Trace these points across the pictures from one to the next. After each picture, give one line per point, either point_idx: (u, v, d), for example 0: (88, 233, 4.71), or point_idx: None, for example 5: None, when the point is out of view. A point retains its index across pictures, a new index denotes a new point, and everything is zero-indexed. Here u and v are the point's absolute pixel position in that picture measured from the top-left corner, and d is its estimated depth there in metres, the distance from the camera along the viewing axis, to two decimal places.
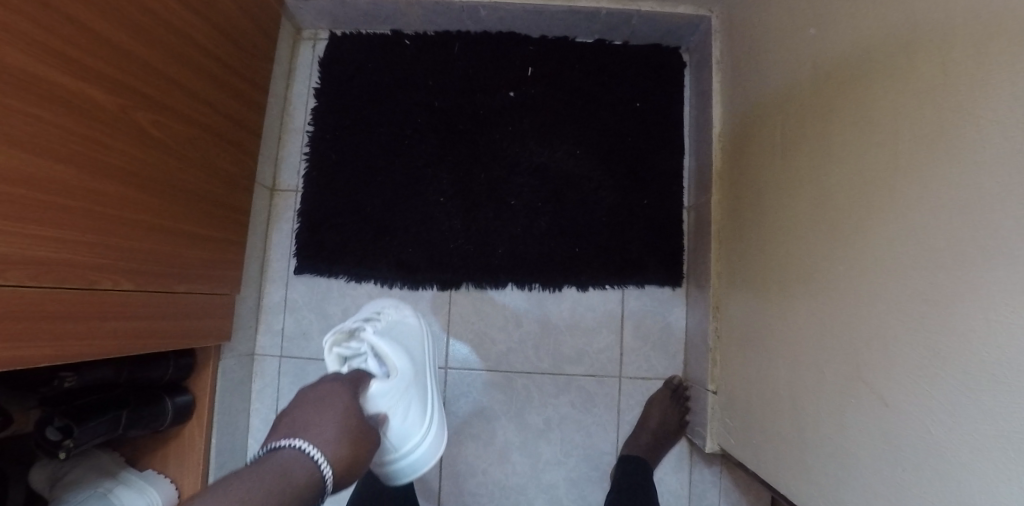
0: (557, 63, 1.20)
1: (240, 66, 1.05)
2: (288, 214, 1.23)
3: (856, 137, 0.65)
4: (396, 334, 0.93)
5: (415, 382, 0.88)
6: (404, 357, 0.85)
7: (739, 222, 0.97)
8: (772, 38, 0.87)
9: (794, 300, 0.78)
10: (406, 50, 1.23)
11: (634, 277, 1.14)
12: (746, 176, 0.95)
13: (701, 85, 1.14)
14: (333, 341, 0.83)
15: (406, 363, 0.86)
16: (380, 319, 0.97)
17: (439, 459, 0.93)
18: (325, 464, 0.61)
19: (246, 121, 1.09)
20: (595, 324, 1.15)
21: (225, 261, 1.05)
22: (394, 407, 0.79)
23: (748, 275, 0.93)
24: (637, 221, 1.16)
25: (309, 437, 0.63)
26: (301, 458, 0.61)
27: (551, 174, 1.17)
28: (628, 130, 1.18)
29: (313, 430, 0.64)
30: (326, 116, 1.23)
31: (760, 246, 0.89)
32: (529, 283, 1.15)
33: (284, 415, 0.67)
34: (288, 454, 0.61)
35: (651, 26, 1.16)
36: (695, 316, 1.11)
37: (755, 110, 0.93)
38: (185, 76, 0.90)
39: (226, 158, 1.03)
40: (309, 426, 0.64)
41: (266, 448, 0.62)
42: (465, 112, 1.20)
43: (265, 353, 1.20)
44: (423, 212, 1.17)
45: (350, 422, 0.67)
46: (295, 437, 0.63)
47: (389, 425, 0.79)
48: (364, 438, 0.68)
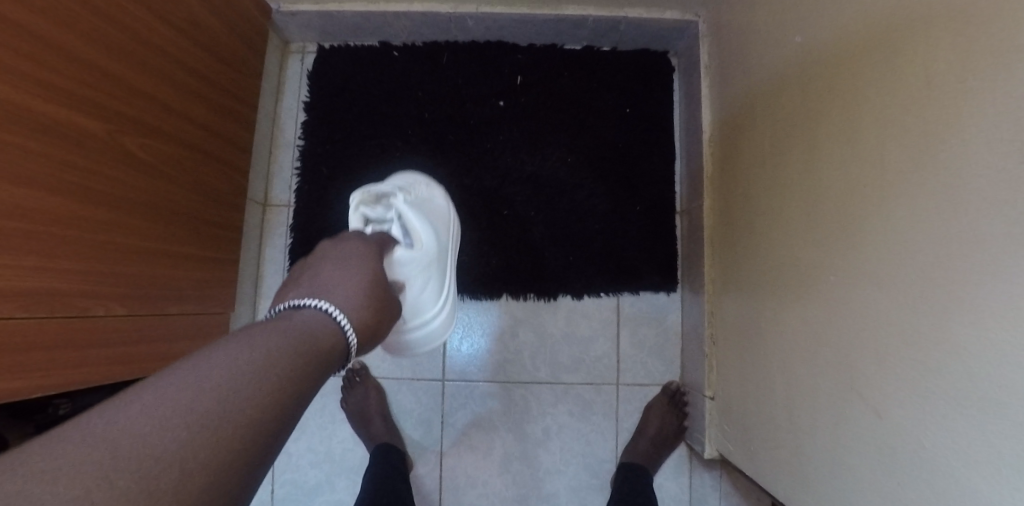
0: (545, 71, 1.20)
1: (228, 83, 1.04)
2: (280, 229, 1.22)
3: (841, 147, 0.65)
4: (425, 209, 0.97)
5: (437, 261, 0.93)
6: (429, 232, 0.90)
7: (731, 229, 0.96)
8: (758, 44, 0.87)
9: (786, 309, 0.77)
10: (395, 61, 1.22)
11: (629, 284, 1.14)
12: (737, 182, 0.94)
13: (690, 90, 1.14)
14: (359, 203, 0.88)
15: (431, 240, 0.90)
16: (411, 190, 1.01)
17: (445, 340, 1.01)
18: (348, 326, 0.56)
19: (236, 138, 1.08)
20: (591, 332, 1.15)
21: (218, 280, 1.05)
22: (414, 276, 0.84)
23: (741, 282, 0.92)
24: (630, 229, 1.16)
25: (334, 301, 0.58)
26: (322, 317, 0.55)
27: (542, 183, 1.17)
28: (619, 136, 1.18)
29: (336, 292, 0.59)
30: (316, 130, 1.22)
31: (752, 253, 0.88)
32: (524, 292, 1.15)
33: (302, 273, 0.63)
34: (310, 315, 0.55)
35: (639, 32, 1.16)
36: (689, 321, 1.11)
37: (743, 116, 0.92)
38: (173, 97, 0.89)
39: (216, 177, 1.03)
40: (331, 288, 0.59)
41: (286, 305, 0.56)
42: (455, 123, 1.20)
43: None
44: None
45: (374, 290, 0.63)
46: (315, 296, 0.58)
47: (407, 292, 0.85)
48: (383, 308, 0.64)
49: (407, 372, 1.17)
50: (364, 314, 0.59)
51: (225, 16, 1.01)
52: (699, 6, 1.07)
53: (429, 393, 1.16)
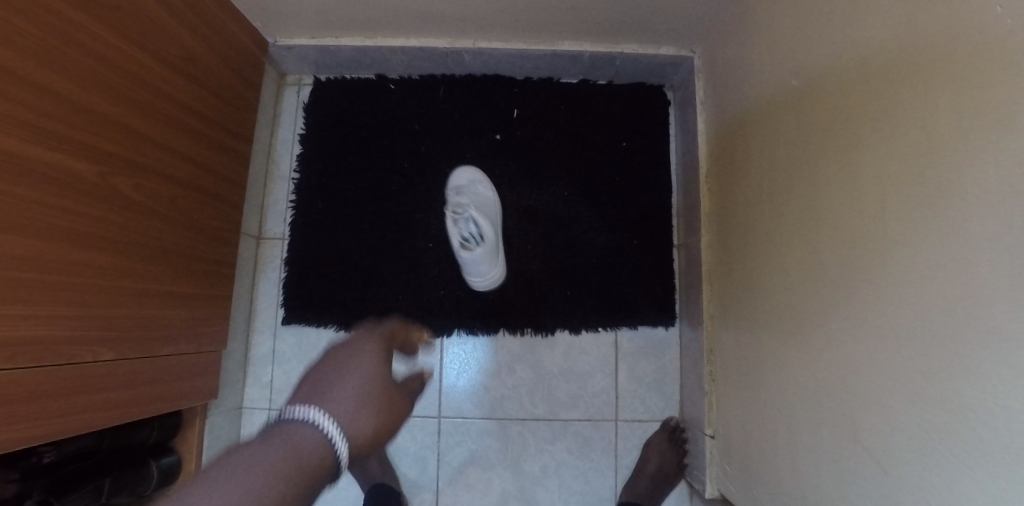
0: (542, 104, 1.21)
1: (223, 119, 1.04)
2: (274, 263, 1.21)
3: (837, 194, 0.64)
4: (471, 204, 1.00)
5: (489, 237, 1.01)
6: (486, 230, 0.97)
7: (729, 266, 0.96)
8: (753, 84, 0.87)
9: (785, 353, 0.76)
10: (391, 94, 1.22)
11: (627, 319, 1.14)
12: (734, 220, 0.94)
13: (686, 124, 1.15)
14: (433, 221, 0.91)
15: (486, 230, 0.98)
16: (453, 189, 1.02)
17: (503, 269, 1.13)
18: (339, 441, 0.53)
19: (231, 173, 1.07)
20: (589, 367, 1.14)
21: (210, 318, 1.03)
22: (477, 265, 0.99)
23: (740, 321, 0.91)
24: (628, 262, 1.15)
25: (328, 410, 0.54)
26: (312, 434, 0.52)
27: (540, 216, 1.17)
28: (616, 170, 1.19)
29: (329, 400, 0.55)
30: (311, 163, 1.22)
31: (750, 293, 0.87)
32: (521, 327, 1.14)
33: (309, 372, 0.61)
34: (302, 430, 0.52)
35: (635, 67, 1.16)
36: (688, 357, 1.10)
37: (739, 154, 0.92)
38: (168, 135, 0.89)
39: (210, 214, 1.01)
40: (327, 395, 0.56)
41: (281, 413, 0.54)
42: (452, 156, 1.20)
43: (253, 406, 1.17)
44: (411, 258, 1.16)
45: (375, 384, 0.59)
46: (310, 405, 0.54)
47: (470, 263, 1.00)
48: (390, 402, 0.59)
49: None
50: (360, 422, 0.55)
51: (220, 52, 1.01)
52: (694, 42, 1.08)
53: (424, 430, 1.14)
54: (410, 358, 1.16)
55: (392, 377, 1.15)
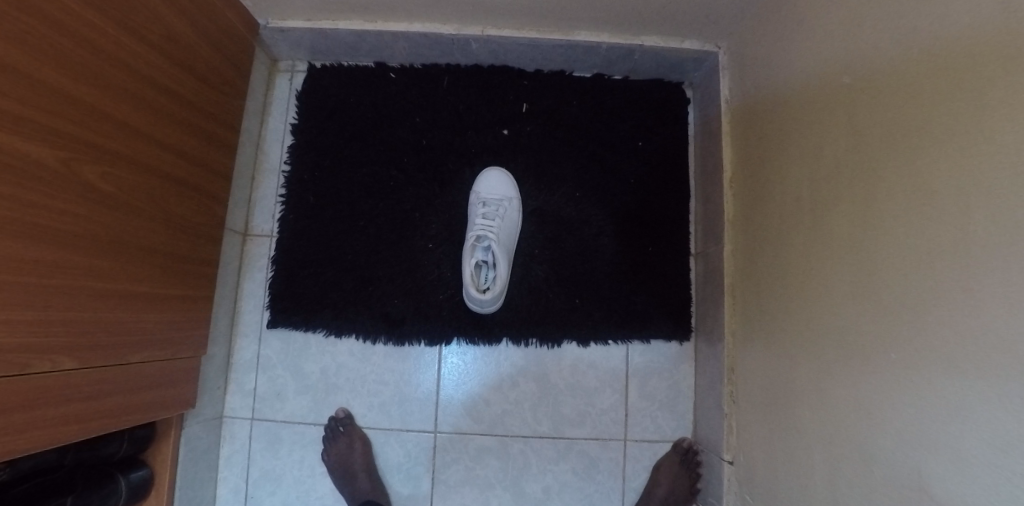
0: (553, 99, 1.13)
1: (209, 104, 0.95)
2: (261, 261, 1.12)
3: (906, 207, 0.57)
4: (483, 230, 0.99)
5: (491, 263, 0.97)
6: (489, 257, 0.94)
7: (757, 278, 0.88)
8: (792, 83, 0.79)
9: (827, 382, 0.69)
10: (392, 84, 1.14)
11: (639, 331, 1.06)
12: (764, 229, 0.86)
13: (707, 124, 1.07)
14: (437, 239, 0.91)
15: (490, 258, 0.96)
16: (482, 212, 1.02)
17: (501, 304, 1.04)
18: None
19: (217, 164, 0.99)
20: (597, 383, 1.06)
21: (189, 322, 0.94)
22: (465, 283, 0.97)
23: (770, 340, 0.83)
24: (641, 270, 1.08)
25: None
26: None
27: (549, 219, 1.10)
28: (630, 171, 1.11)
29: None
30: (304, 155, 1.13)
31: (784, 310, 0.80)
32: (526, 338, 1.06)
33: None
34: None
35: (655, 61, 1.09)
36: (704, 374, 1.03)
37: (773, 157, 0.84)
38: (145, 119, 0.80)
39: (191, 208, 0.92)
40: None
41: None
42: (455, 152, 1.12)
43: (235, 415, 1.08)
44: (410, 260, 1.08)
45: None
46: None
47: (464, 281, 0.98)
48: None
49: (396, 422, 1.06)
50: None
51: (206, 31, 0.91)
52: (721, 36, 1.00)
53: (418, 446, 1.06)
54: (405, 368, 1.07)
55: (385, 387, 1.07)
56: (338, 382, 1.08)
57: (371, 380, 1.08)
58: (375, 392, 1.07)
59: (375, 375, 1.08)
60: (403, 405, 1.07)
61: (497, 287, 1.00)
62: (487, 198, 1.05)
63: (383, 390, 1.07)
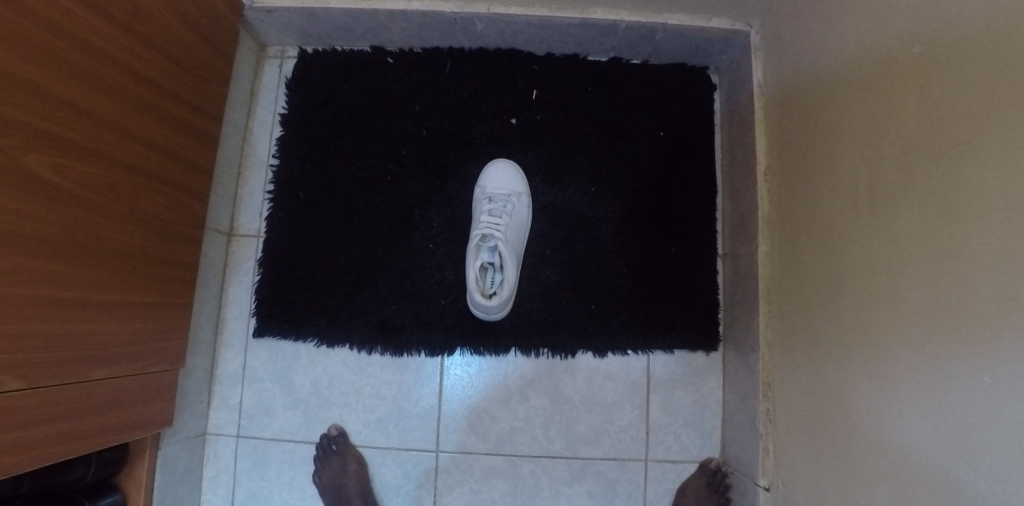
0: (566, 85, 1.03)
1: (187, 92, 0.85)
2: (247, 264, 1.03)
3: (1018, 201, 0.46)
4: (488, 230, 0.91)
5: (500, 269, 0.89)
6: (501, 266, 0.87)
7: (800, 283, 0.78)
8: (846, 60, 0.69)
9: (898, 407, 0.59)
10: (389, 70, 1.04)
11: (662, 340, 0.96)
12: (808, 228, 0.76)
13: (737, 112, 0.97)
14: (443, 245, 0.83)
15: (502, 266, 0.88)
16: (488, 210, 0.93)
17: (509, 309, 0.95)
18: None
19: (197, 158, 0.89)
20: (616, 397, 0.97)
21: (164, 332, 0.85)
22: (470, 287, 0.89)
23: (819, 356, 0.73)
24: (663, 273, 0.98)
25: None
26: None
27: (561, 216, 1.00)
28: (651, 164, 1.01)
29: None
30: (293, 147, 1.03)
31: (836, 321, 0.69)
32: (537, 348, 0.97)
33: None
34: None
35: (677, 42, 0.99)
36: (734, 388, 0.93)
37: (821, 147, 0.74)
38: (108, 105, 0.70)
39: (167, 206, 0.83)
40: None
41: None
42: (458, 143, 1.02)
43: (219, 432, 0.99)
44: (409, 262, 0.99)
45: None
46: None
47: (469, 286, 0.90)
48: None
49: (393, 441, 0.97)
50: None
51: (183, 8, 0.82)
52: (755, 12, 0.90)
53: (418, 467, 0.96)
54: (404, 381, 0.98)
55: (382, 402, 0.98)
56: (331, 396, 0.98)
57: (367, 394, 0.98)
58: (372, 407, 0.98)
59: (371, 389, 0.98)
60: (402, 421, 0.97)
61: (504, 292, 0.91)
62: (494, 194, 0.95)
63: (380, 405, 0.98)
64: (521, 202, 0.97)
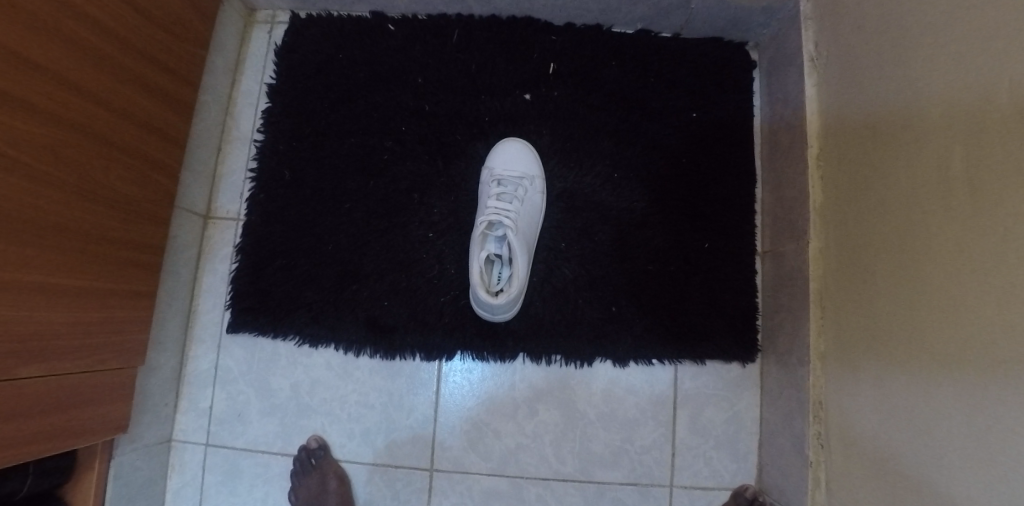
0: (588, 58, 0.91)
1: (158, 52, 0.74)
2: (224, 250, 0.91)
3: None
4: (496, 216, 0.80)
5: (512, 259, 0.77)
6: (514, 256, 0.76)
7: (867, 284, 0.65)
8: (938, 17, 0.57)
9: (1009, 440, 0.46)
10: (390, 38, 0.93)
11: (691, 349, 0.84)
12: (879, 219, 0.64)
13: (781, 91, 0.86)
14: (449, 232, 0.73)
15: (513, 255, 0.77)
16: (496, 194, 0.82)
17: (516, 309, 0.83)
18: None
19: (167, 127, 0.78)
20: (637, 413, 0.84)
21: (120, 324, 0.73)
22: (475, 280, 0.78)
23: (893, 372, 0.60)
24: (693, 273, 0.86)
25: None
26: None
27: (579, 205, 0.88)
28: (682, 149, 0.90)
29: None
30: (279, 121, 0.92)
31: (920, 330, 0.57)
32: (548, 354, 0.85)
33: None
34: None
35: (715, 11, 0.87)
36: (775, 407, 0.80)
37: (897, 122, 0.62)
38: (60, 61, 0.59)
39: (127, 179, 0.71)
40: None
41: None
42: (465, 121, 0.91)
43: (186, 439, 0.88)
44: (405, 252, 0.87)
45: None
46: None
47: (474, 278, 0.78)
48: None
49: (383, 456, 0.85)
50: None
51: None
52: None
53: (410, 487, 0.84)
54: (396, 388, 0.86)
55: (370, 411, 0.86)
56: (312, 403, 0.86)
57: (353, 402, 0.86)
58: (358, 417, 0.86)
59: (358, 396, 0.86)
60: (392, 434, 0.85)
61: (515, 287, 0.79)
62: (502, 176, 0.84)
63: (368, 414, 0.86)
64: (534, 186, 0.86)
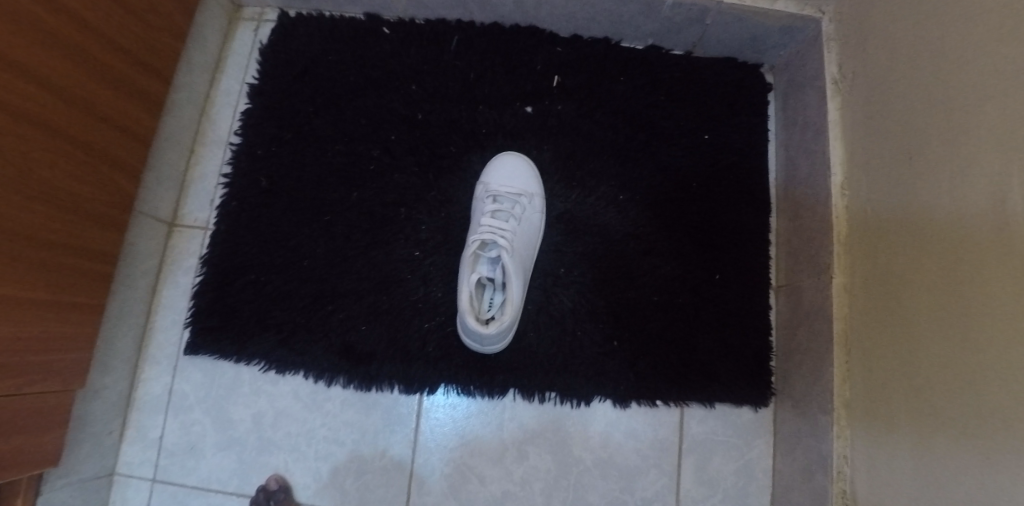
0: (594, 72, 0.86)
1: (124, 38, 0.67)
2: (189, 262, 0.83)
3: None
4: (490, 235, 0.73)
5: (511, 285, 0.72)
6: (515, 283, 0.72)
7: (901, 327, 0.58)
8: (985, 34, 0.52)
9: None
10: (384, 41, 0.86)
11: (699, 391, 0.77)
12: (916, 253, 0.57)
13: (799, 116, 0.80)
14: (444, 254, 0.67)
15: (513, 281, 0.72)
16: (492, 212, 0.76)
17: (509, 340, 0.75)
18: None
19: (130, 122, 0.70)
20: (639, 461, 0.76)
21: (59, 341, 0.64)
22: (466, 304, 0.71)
23: (937, 430, 0.53)
24: (703, 306, 0.79)
25: None
26: None
27: (580, 227, 0.81)
28: (692, 173, 0.83)
29: None
30: (258, 124, 0.85)
31: (969, 381, 0.50)
32: (542, 391, 0.77)
33: None
34: None
35: (730, 29, 0.82)
36: (791, 459, 0.73)
37: (936, 148, 0.56)
38: (3, 38, 0.51)
39: (77, 177, 0.63)
40: None
41: None
42: (460, 133, 0.84)
43: (130, 474, 0.77)
44: (388, 271, 0.79)
45: None
46: None
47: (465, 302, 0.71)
48: None
49: (351, 501, 0.75)
50: None
51: None
52: None
53: None
54: (371, 424, 0.77)
55: (341, 448, 0.77)
56: (275, 437, 0.77)
57: (322, 437, 0.77)
58: (326, 456, 0.77)
59: (327, 431, 0.77)
60: (364, 475, 0.76)
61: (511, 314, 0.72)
62: (498, 193, 0.77)
63: (337, 453, 0.77)
64: (533, 204, 0.79)
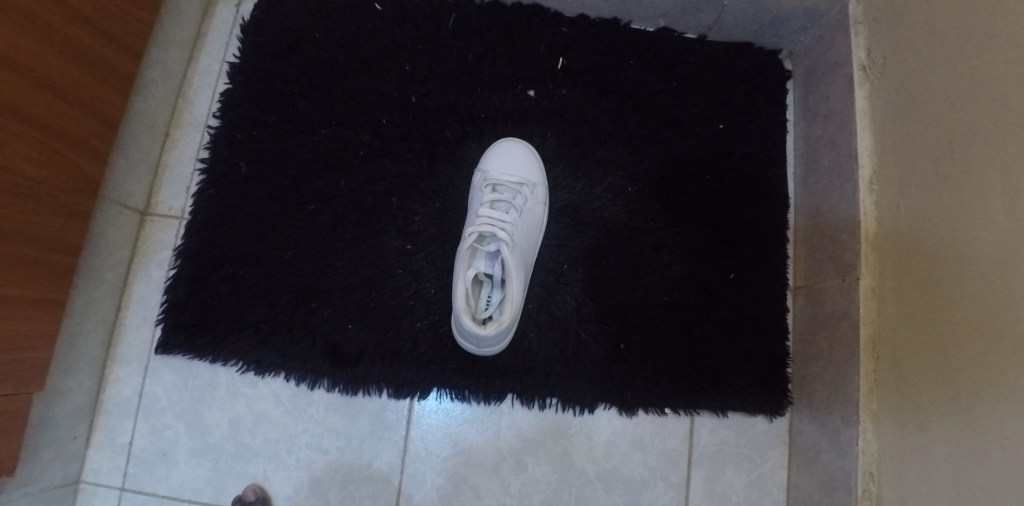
0: (601, 54, 0.80)
1: (87, 7, 0.60)
2: (163, 255, 0.77)
3: None
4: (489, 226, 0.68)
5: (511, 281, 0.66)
6: (515, 280, 0.66)
7: (937, 334, 0.53)
8: None
9: None
10: (376, 18, 0.80)
11: (711, 398, 0.71)
12: (956, 253, 0.52)
13: (820, 105, 0.74)
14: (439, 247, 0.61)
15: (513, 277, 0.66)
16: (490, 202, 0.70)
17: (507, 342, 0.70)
18: None
19: (96, 100, 0.64)
20: (645, 473, 0.71)
21: (15, 341, 0.58)
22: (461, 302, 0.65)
23: (978, 450, 0.48)
24: (715, 307, 0.74)
25: None
26: None
27: (585, 220, 0.76)
28: (705, 164, 0.78)
29: None
30: (239, 105, 0.78)
31: (1019, 398, 0.44)
32: (543, 397, 0.71)
33: None
34: None
35: (748, 10, 0.76)
36: (809, 474, 0.68)
37: (982, 139, 0.50)
38: None
39: (37, 160, 0.57)
40: None
41: None
42: (457, 118, 0.78)
43: (97, 482, 0.72)
44: (377, 265, 0.74)
45: None
46: None
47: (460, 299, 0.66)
48: None
49: None
50: None
51: None
52: None
53: None
54: (357, 430, 0.72)
55: (324, 456, 0.71)
56: (254, 444, 0.72)
57: (304, 444, 0.71)
58: (308, 464, 0.71)
59: (310, 438, 0.72)
60: (349, 486, 0.71)
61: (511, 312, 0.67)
62: (497, 181, 0.72)
63: (320, 461, 0.71)
64: (535, 194, 0.73)
